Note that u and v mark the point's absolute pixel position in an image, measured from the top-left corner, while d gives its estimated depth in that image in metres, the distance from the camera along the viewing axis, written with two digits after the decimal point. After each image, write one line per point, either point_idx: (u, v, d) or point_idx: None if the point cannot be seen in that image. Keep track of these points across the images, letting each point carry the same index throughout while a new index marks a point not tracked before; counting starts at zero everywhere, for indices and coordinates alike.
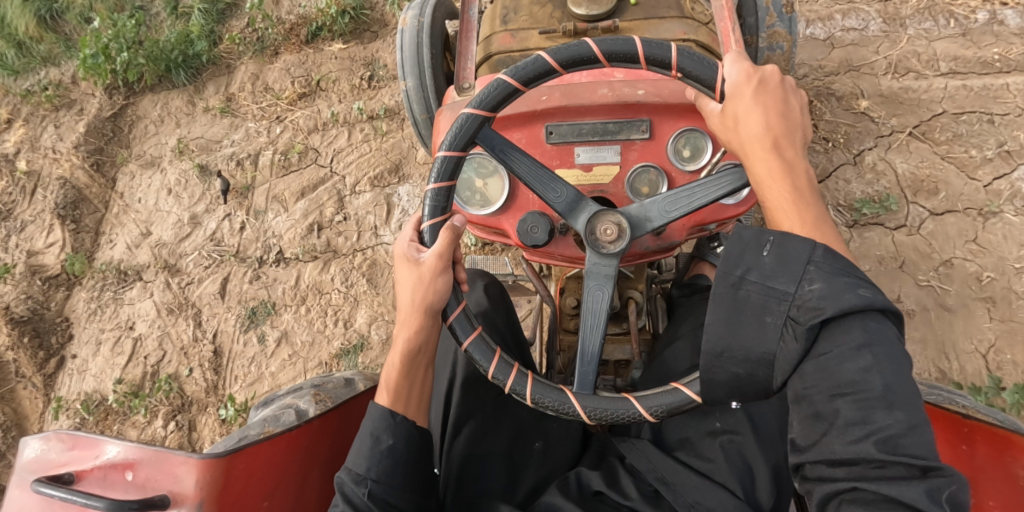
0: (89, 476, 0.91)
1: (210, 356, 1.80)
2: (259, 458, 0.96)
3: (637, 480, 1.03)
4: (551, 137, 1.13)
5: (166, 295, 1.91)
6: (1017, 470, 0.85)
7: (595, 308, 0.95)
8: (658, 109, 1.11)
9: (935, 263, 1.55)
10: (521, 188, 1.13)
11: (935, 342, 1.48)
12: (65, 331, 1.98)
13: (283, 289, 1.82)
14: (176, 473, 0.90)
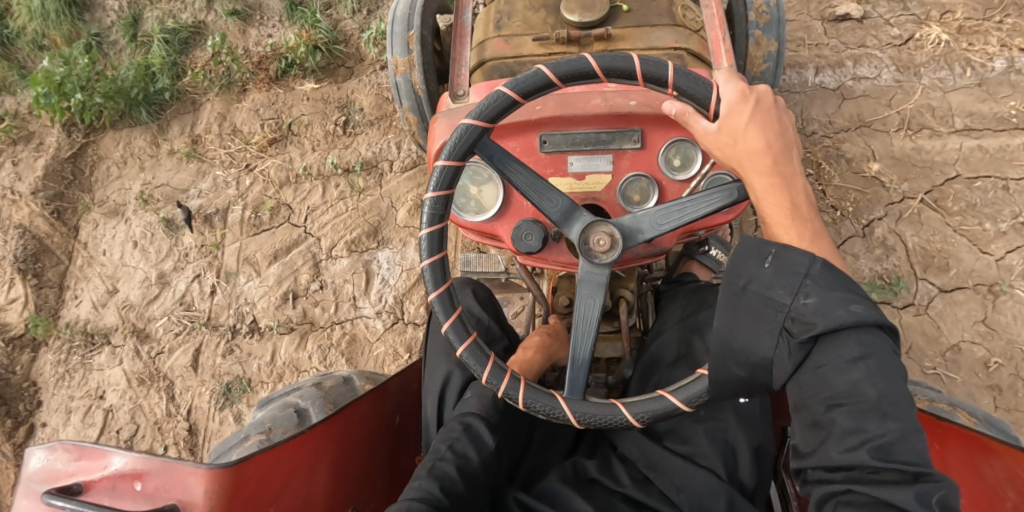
0: (98, 486, 0.83)
1: (185, 434, 1.72)
2: (271, 460, 0.90)
3: (628, 467, 0.98)
4: (544, 146, 1.04)
5: (136, 364, 1.81)
6: (984, 470, 0.88)
7: (587, 315, 0.89)
8: (651, 120, 1.02)
9: (942, 347, 1.49)
10: (515, 196, 1.05)
11: None
12: (33, 398, 1.88)
13: (259, 365, 1.74)
14: (186, 484, 0.84)
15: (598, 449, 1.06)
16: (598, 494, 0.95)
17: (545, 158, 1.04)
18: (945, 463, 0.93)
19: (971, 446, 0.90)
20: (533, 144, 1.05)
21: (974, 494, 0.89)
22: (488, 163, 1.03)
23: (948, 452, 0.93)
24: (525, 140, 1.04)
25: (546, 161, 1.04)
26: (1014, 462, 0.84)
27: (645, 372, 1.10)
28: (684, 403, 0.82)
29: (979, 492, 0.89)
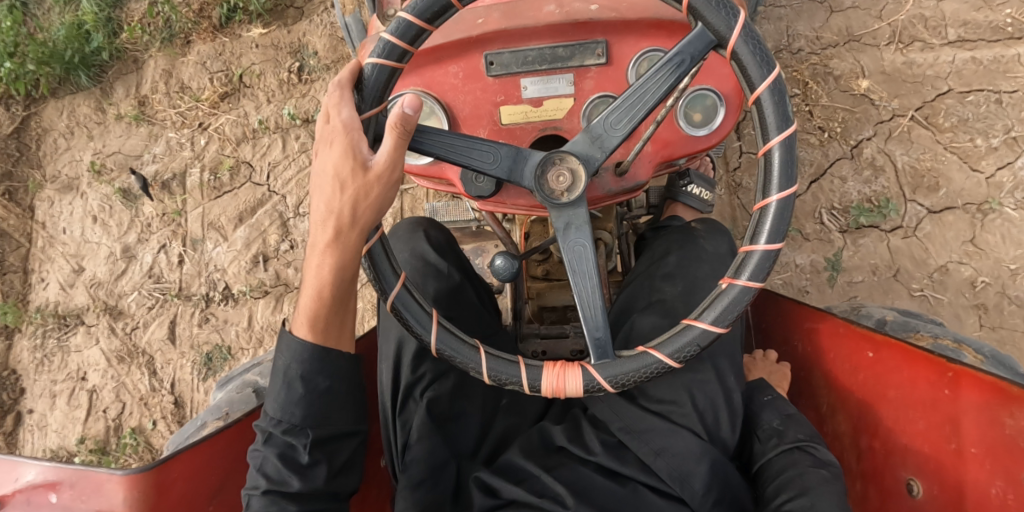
0: (14, 499, 0.86)
1: (171, 407, 1.65)
2: (197, 458, 0.89)
3: (601, 432, 0.98)
4: (491, 68, 0.94)
5: (113, 341, 1.74)
6: (1004, 417, 0.85)
7: (469, 149, 0.82)
8: (616, 28, 0.92)
9: (929, 269, 1.47)
10: (464, 131, 0.97)
11: None
12: (15, 385, 1.86)
13: (237, 331, 1.62)
14: (101, 489, 0.84)
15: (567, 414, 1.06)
16: (569, 462, 0.97)
17: (494, 84, 0.95)
18: (957, 409, 0.90)
19: (987, 390, 0.87)
20: (480, 67, 0.95)
21: (989, 444, 0.86)
22: (429, 95, 0.95)
23: (960, 395, 0.90)
24: (469, 63, 0.95)
25: (496, 87, 0.95)
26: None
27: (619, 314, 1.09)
28: (671, 359, 0.78)
29: (996, 443, 0.86)
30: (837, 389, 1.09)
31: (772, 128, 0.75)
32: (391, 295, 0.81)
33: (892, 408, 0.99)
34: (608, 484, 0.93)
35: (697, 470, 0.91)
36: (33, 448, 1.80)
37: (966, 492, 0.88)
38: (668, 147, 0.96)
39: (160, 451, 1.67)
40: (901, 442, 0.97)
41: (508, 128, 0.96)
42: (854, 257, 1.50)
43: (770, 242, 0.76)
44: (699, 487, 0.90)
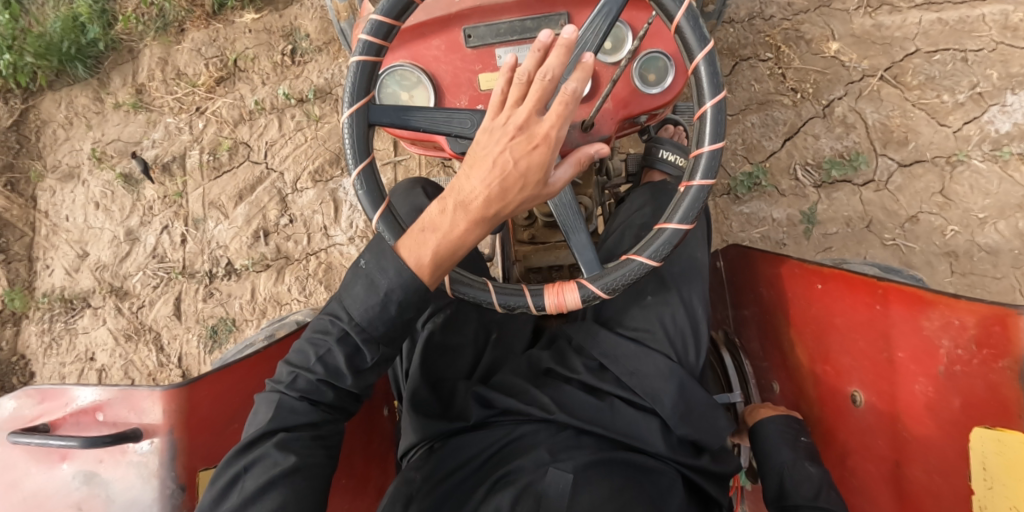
0: (64, 423, 1.03)
1: (180, 380, 1.71)
2: (220, 383, 1.08)
3: (582, 357, 1.12)
4: (469, 41, 1.04)
5: (120, 321, 1.79)
6: (923, 322, 0.95)
7: (452, 118, 0.94)
8: (576, 2, 1.03)
9: (901, 219, 1.54)
10: (448, 98, 1.04)
11: None
12: (25, 370, 1.90)
13: (241, 304, 1.68)
14: (142, 407, 1.04)
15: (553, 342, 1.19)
16: (555, 381, 1.11)
17: (472, 54, 1.04)
18: (888, 323, 1.00)
19: (911, 302, 0.96)
20: (459, 40, 1.04)
21: (914, 350, 0.97)
22: (415, 66, 1.02)
23: (890, 310, 0.99)
24: (449, 36, 1.04)
25: (474, 58, 1.04)
26: (951, 311, 0.91)
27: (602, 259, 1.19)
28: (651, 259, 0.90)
29: (919, 349, 0.96)
30: (795, 324, 1.16)
31: (696, 49, 0.88)
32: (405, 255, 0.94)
33: (839, 332, 1.08)
34: (587, 399, 1.06)
35: (664, 384, 1.03)
36: None
37: (899, 396, 1.00)
38: (628, 105, 1.03)
39: None
40: (847, 362, 1.07)
41: (486, 94, 1.04)
42: (829, 211, 1.58)
43: (713, 142, 0.89)
44: (667, 401, 1.02)
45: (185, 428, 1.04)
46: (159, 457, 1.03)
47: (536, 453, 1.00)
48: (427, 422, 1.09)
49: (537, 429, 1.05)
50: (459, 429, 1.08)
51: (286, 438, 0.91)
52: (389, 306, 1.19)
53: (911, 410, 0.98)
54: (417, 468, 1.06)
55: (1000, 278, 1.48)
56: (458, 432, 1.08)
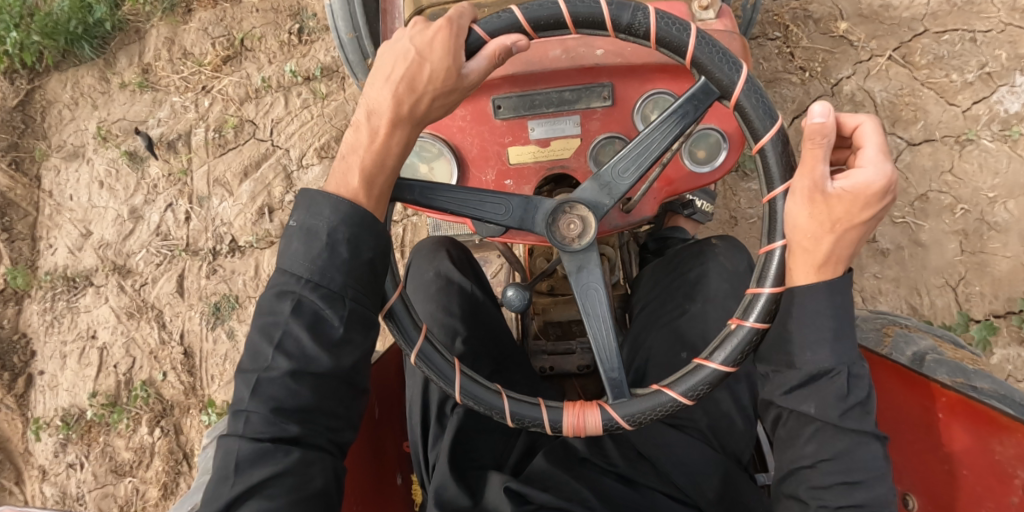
0: None
1: (181, 357, 1.69)
2: None
3: (621, 446, 1.07)
4: (499, 111, 1.02)
5: (122, 299, 1.78)
6: (994, 446, 0.90)
7: (485, 204, 0.89)
8: (621, 72, 1.00)
9: (911, 198, 1.50)
10: (474, 170, 1.05)
11: (908, 280, 1.44)
12: (25, 349, 1.89)
13: (244, 280, 1.67)
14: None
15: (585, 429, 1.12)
16: (592, 473, 1.03)
17: (502, 125, 1.03)
18: (949, 436, 0.95)
19: (980, 422, 0.91)
20: (488, 110, 1.03)
21: (979, 469, 0.91)
22: (439, 139, 1.03)
23: (952, 421, 0.95)
24: (476, 106, 1.02)
25: (503, 128, 1.03)
26: None
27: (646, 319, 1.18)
28: (685, 396, 0.83)
29: (985, 467, 0.91)
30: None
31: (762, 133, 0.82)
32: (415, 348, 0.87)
33: (894, 428, 1.05)
34: (626, 491, 1.01)
35: (709, 474, 1.02)
36: (45, 407, 1.83)
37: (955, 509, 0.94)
38: (672, 184, 1.04)
39: (171, 401, 1.70)
40: (900, 461, 1.03)
41: (515, 168, 1.05)
42: None
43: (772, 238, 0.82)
44: (712, 494, 1.01)
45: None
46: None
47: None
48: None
49: None
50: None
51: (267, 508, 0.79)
52: (416, 381, 1.14)
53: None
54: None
55: (1010, 257, 1.45)
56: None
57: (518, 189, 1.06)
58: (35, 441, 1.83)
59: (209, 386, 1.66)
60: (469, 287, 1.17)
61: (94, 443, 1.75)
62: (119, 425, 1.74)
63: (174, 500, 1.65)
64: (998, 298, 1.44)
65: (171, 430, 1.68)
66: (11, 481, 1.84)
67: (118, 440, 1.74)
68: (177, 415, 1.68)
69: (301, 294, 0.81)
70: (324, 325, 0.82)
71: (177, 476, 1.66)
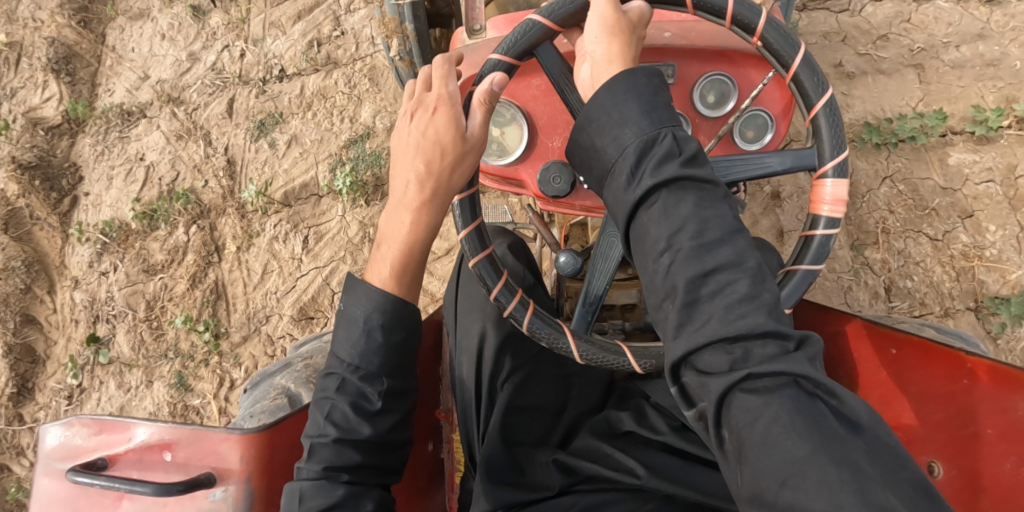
0: (125, 458, 0.96)
1: (224, 166, 1.86)
2: (297, 425, 1.03)
3: (665, 416, 1.07)
4: None
5: (173, 124, 1.97)
6: (1017, 402, 0.82)
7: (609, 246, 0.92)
8: (685, 54, 0.97)
9: (873, 37, 1.67)
10: (541, 137, 1.01)
11: (872, 99, 1.62)
12: (75, 174, 2.05)
13: (290, 99, 1.87)
14: (217, 451, 0.97)
15: (628, 400, 1.14)
16: (637, 444, 1.05)
17: None
18: (972, 400, 0.86)
19: (1001, 380, 0.83)
20: None
21: (1004, 426, 0.83)
22: (511, 102, 0.99)
23: (978, 388, 0.85)
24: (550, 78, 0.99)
25: None
26: None
27: None
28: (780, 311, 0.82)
29: (1009, 426, 0.83)
30: (858, 386, 1.00)
31: (813, 95, 0.81)
32: (510, 309, 0.88)
33: (911, 403, 0.92)
34: (672, 462, 1.01)
35: None
36: (86, 219, 1.98)
37: (981, 472, 0.85)
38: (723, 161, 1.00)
39: (209, 205, 1.85)
40: (920, 432, 0.91)
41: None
42: (807, 27, 1.71)
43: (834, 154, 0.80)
44: None
45: (261, 475, 0.98)
46: (235, 507, 0.96)
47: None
48: (506, 495, 1.03)
49: (620, 500, 1.00)
50: (543, 499, 1.03)
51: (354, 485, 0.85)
52: (468, 360, 1.17)
53: (996, 488, 0.83)
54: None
55: (964, 88, 1.61)
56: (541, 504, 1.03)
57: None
58: (74, 250, 1.98)
59: (246, 187, 1.82)
60: (521, 269, 1.14)
61: (130, 248, 1.89)
62: (156, 230, 1.88)
63: (201, 287, 1.77)
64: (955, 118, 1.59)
65: (206, 227, 1.82)
66: (44, 289, 1.97)
67: (153, 244, 1.87)
68: (214, 217, 1.83)
69: (344, 376, 0.88)
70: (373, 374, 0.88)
71: (207, 266, 1.78)
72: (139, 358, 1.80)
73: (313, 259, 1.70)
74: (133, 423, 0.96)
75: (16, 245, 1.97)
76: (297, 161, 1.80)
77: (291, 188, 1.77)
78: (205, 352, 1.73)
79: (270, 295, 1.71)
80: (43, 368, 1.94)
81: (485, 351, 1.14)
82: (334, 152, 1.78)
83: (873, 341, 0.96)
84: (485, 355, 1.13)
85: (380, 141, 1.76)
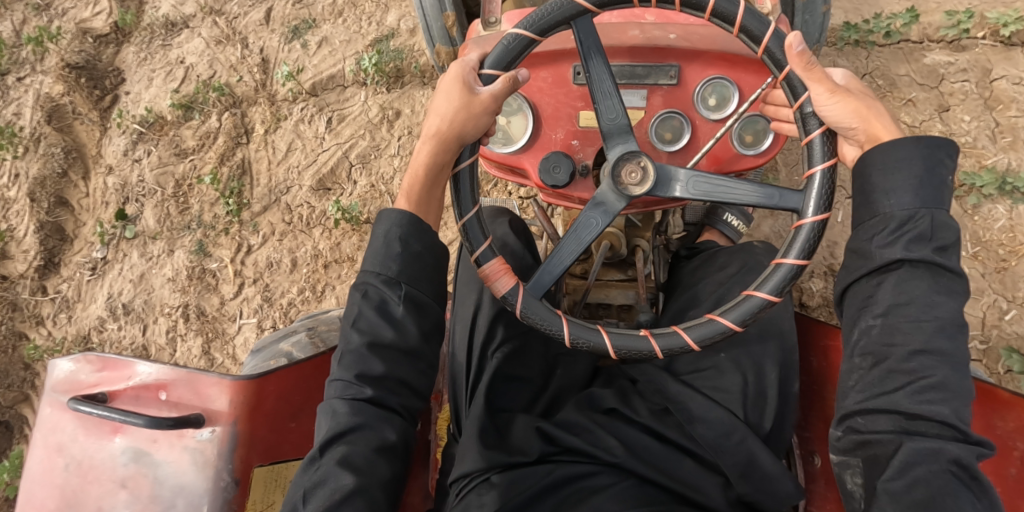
0: (123, 395, 1.08)
1: (259, 63, 2.01)
2: (288, 379, 1.16)
3: (647, 401, 1.10)
4: (577, 77, 1.10)
5: (214, 31, 2.15)
6: (995, 421, 0.94)
7: (585, 232, 0.98)
8: (688, 55, 1.08)
9: None
10: (546, 127, 1.12)
11: (852, 9, 1.72)
12: (117, 77, 2.23)
13: (323, 7, 2.03)
14: (207, 392, 1.09)
15: (612, 381, 1.18)
16: (616, 422, 1.07)
17: (577, 91, 1.11)
18: None
19: (986, 399, 0.95)
20: (568, 75, 1.11)
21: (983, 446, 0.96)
22: (520, 93, 1.11)
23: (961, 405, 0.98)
24: (558, 70, 1.11)
25: (578, 94, 1.11)
26: None
27: (679, 312, 1.22)
28: (772, 294, 0.90)
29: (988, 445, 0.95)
30: None
31: (800, 88, 0.90)
32: (519, 306, 0.95)
33: None
34: (650, 442, 1.04)
35: (731, 435, 0.99)
36: (126, 113, 2.15)
37: None
38: (719, 161, 1.11)
39: (242, 97, 2.00)
40: None
41: (583, 130, 1.12)
42: None
43: (825, 160, 0.90)
44: (731, 449, 0.99)
45: (246, 419, 1.10)
46: (219, 447, 1.08)
47: (602, 500, 0.99)
48: (487, 452, 1.05)
49: (602, 470, 1.03)
50: (520, 465, 1.04)
51: (349, 453, 0.87)
52: (462, 331, 1.25)
53: None
54: (476, 501, 1.02)
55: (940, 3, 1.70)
56: (519, 468, 1.04)
57: (582, 151, 1.12)
58: (112, 138, 2.15)
59: (276, 80, 1.97)
60: (519, 249, 1.24)
61: (165, 135, 2.05)
62: (190, 121, 2.04)
63: (229, 164, 1.89)
64: (931, 28, 1.68)
65: (238, 113, 1.96)
66: (79, 175, 2.15)
67: (186, 131, 2.02)
68: (246, 106, 1.98)
69: (368, 282, 0.94)
70: (391, 308, 0.93)
71: (236, 146, 1.91)
72: (163, 230, 1.92)
73: (335, 137, 1.83)
74: (133, 364, 1.07)
75: (57, 135, 2.17)
76: (326, 57, 1.94)
77: (319, 79, 1.90)
78: (226, 222, 1.85)
79: (292, 169, 1.83)
80: (69, 246, 2.10)
81: (479, 320, 1.22)
82: (361, 50, 1.92)
83: None
84: (478, 326, 1.21)
85: (403, 40, 1.89)
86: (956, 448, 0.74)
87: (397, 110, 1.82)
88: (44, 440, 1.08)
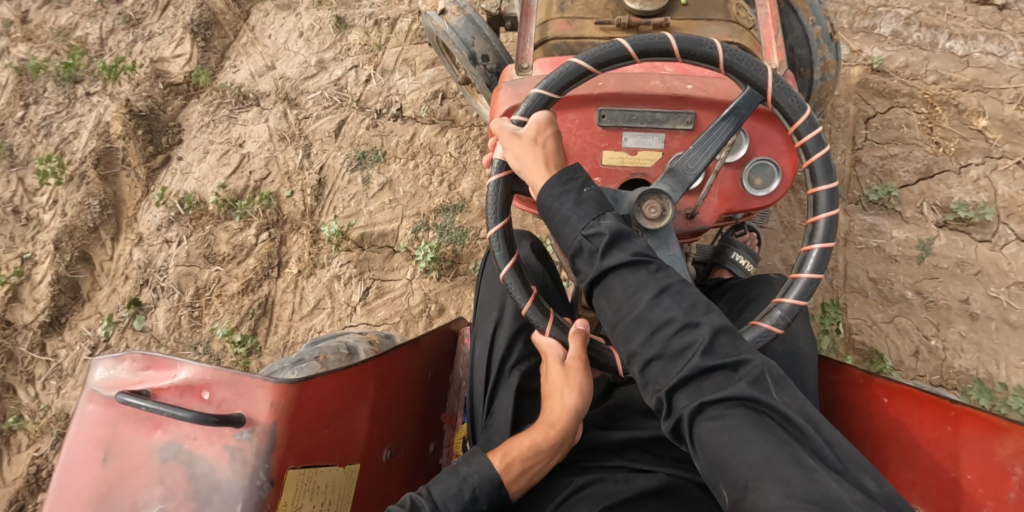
0: (168, 392, 0.98)
1: (313, 184, 1.84)
2: (326, 387, 1.05)
3: None
4: (603, 120, 1.09)
5: (282, 123, 1.98)
6: (998, 448, 0.98)
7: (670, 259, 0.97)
8: (705, 104, 1.07)
9: (1010, 281, 1.53)
10: None
11: (988, 348, 1.50)
12: (175, 135, 2.10)
13: (397, 142, 1.85)
14: (250, 394, 0.98)
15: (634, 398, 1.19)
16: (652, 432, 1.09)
17: (602, 132, 1.10)
18: (958, 444, 1.02)
19: (986, 426, 0.99)
20: (593, 118, 1.10)
21: (982, 471, 1.00)
22: None
23: (961, 433, 1.02)
24: (586, 114, 1.09)
25: (602, 135, 1.10)
26: None
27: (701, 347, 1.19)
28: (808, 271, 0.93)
29: (988, 468, 0.99)
30: (852, 434, 1.17)
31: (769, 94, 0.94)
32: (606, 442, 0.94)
33: (902, 447, 1.09)
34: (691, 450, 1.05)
35: None
36: (171, 185, 2.00)
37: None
38: (730, 201, 1.10)
39: (286, 217, 1.84)
40: (908, 476, 1.09)
41: (606, 168, 1.12)
42: (943, 248, 1.59)
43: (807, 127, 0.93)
44: None
45: (287, 424, 0.99)
46: (259, 446, 0.97)
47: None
48: None
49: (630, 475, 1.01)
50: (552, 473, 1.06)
51: None
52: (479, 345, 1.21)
53: None
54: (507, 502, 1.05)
55: None
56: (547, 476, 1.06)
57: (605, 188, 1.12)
58: (150, 208, 2.01)
59: (327, 215, 1.80)
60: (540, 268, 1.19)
61: (201, 229, 1.89)
62: (230, 221, 1.88)
63: (251, 297, 1.75)
64: None
65: (276, 239, 1.80)
66: (109, 235, 2.03)
67: (222, 233, 1.86)
68: (287, 230, 1.82)
69: None
70: None
71: (263, 278, 1.77)
72: (169, 339, 1.80)
73: (367, 313, 1.69)
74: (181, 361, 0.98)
75: (100, 183, 2.05)
76: (385, 207, 1.77)
77: (368, 233, 1.75)
78: (232, 363, 1.71)
79: (313, 331, 1.70)
80: (80, 307, 1.99)
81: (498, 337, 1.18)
82: (423, 212, 1.75)
83: (868, 389, 1.13)
84: (498, 341, 1.18)
85: (471, 219, 1.73)
86: (735, 388, 0.77)
87: (441, 306, 1.67)
88: (79, 436, 0.97)
